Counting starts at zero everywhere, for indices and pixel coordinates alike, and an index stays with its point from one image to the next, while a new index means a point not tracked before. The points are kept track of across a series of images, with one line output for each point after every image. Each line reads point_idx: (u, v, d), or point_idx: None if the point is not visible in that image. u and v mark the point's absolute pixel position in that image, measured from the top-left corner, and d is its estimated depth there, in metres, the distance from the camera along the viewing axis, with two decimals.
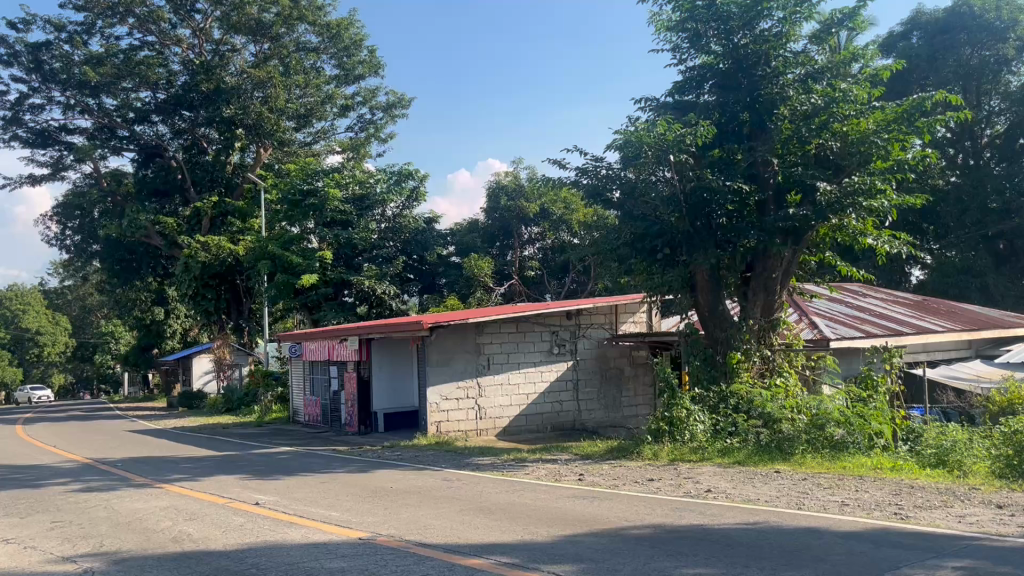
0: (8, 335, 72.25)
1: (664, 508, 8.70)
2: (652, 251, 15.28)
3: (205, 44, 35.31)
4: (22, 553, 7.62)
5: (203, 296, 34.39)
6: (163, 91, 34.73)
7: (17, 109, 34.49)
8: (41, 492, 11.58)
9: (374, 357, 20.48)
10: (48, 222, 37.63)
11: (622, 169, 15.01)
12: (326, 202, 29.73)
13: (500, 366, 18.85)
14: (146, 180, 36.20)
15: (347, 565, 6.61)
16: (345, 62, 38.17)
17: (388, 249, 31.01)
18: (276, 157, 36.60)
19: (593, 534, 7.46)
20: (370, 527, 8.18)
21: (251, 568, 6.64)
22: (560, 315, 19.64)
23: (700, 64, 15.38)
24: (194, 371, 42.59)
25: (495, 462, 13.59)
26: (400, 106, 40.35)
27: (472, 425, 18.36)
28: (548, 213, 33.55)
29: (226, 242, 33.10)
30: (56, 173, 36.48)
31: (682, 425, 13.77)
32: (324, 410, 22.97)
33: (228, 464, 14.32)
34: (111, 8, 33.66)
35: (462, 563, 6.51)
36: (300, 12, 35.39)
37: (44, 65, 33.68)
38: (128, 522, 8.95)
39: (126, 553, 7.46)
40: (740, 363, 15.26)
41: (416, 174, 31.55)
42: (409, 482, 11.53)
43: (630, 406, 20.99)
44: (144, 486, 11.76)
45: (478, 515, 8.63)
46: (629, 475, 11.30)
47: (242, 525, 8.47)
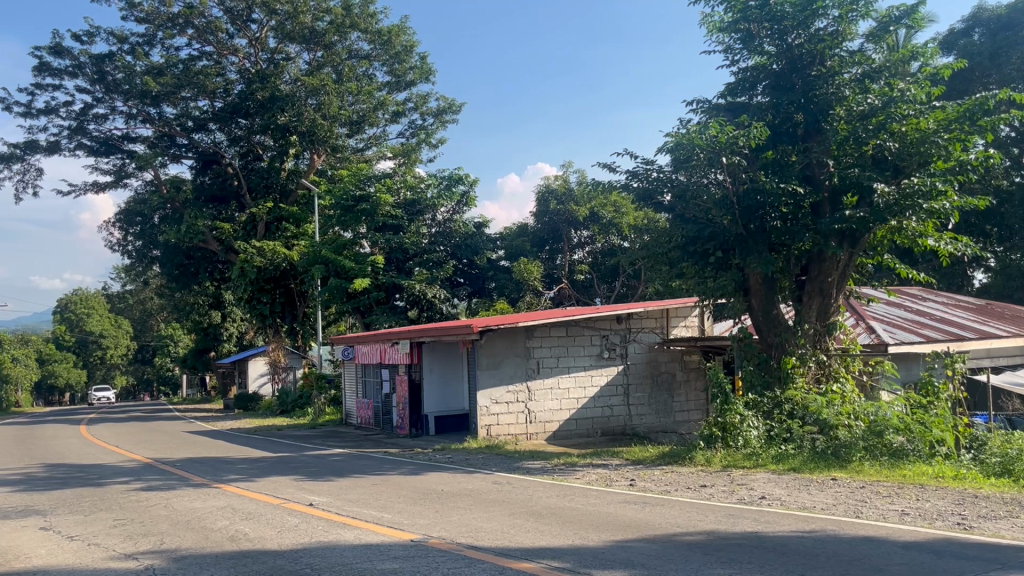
0: (74, 338, 74.59)
1: (718, 514, 8.60)
2: (704, 255, 15.14)
3: (260, 53, 36.11)
4: (85, 550, 7.84)
5: (258, 301, 34.95)
6: (221, 99, 35.50)
7: (81, 120, 35.65)
8: (104, 491, 11.94)
9: (425, 361, 20.66)
10: (111, 228, 38.83)
11: (673, 172, 14.95)
12: (378, 207, 30.01)
13: (551, 370, 18.82)
14: (203, 187, 37.10)
15: (400, 566, 6.68)
16: (396, 69, 38.69)
17: (439, 253, 31.23)
18: (329, 164, 37.13)
19: (645, 540, 7.39)
20: (421, 529, 8.26)
21: (305, 568, 6.74)
22: (610, 319, 19.57)
23: (754, 65, 15.20)
24: (250, 373, 43.38)
25: (545, 466, 13.60)
26: (450, 112, 40.68)
27: (522, 429, 18.36)
28: (598, 217, 33.46)
29: (281, 247, 33.86)
30: (119, 181, 37.58)
31: (735, 431, 13.56)
32: (375, 413, 23.24)
33: (283, 466, 14.56)
34: (171, 20, 34.61)
35: (514, 567, 6.53)
36: (353, 20, 35.91)
37: (108, 76, 34.76)
38: (187, 521, 9.15)
39: (184, 551, 7.63)
40: (795, 368, 14.94)
41: (467, 179, 31.70)
42: (460, 484, 11.61)
43: (682, 410, 20.78)
44: (202, 486, 12.04)
45: (528, 519, 8.63)
46: (682, 481, 11.18)
47: (296, 526, 8.61)
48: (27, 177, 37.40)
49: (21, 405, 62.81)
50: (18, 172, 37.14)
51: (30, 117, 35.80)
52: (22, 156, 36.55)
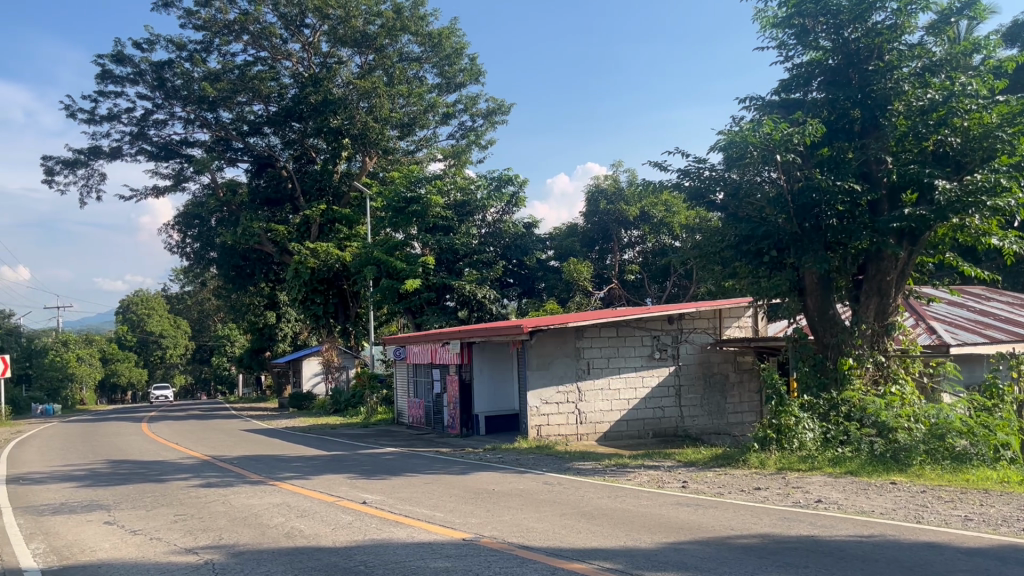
0: (135, 338, 76.64)
1: (772, 517, 8.47)
2: (758, 254, 14.96)
3: (313, 57, 36.63)
4: (147, 544, 8.05)
5: (312, 301, 35.49)
6: (276, 103, 36.14)
7: (142, 125, 36.64)
8: (166, 487, 12.26)
9: (476, 361, 20.76)
10: (171, 231, 39.86)
11: (726, 171, 14.76)
12: (428, 209, 30.19)
13: (601, 370, 18.75)
14: (259, 189, 37.78)
15: (451, 564, 6.71)
16: (446, 71, 38.95)
17: (489, 253, 31.34)
18: (381, 166, 37.59)
19: (698, 543, 7.31)
20: (473, 528, 8.30)
21: (359, 565, 6.83)
22: (662, 319, 19.43)
23: (808, 60, 14.92)
24: (304, 373, 44.10)
25: (596, 467, 13.55)
26: (500, 112, 40.78)
27: (573, 430, 18.32)
28: (648, 216, 33.22)
29: (335, 248, 34.33)
30: (178, 185, 38.55)
31: (790, 433, 13.31)
32: (427, 412, 23.43)
33: (337, 464, 14.78)
34: (228, 26, 35.40)
35: (566, 567, 6.52)
36: (403, 23, 36.28)
37: (167, 83, 35.61)
38: (244, 517, 9.34)
39: (242, 547, 7.78)
40: (852, 369, 14.68)
41: (516, 179, 31.74)
42: (511, 484, 11.64)
43: (735, 412, 20.47)
44: (257, 484, 12.26)
45: (580, 519, 8.62)
46: (736, 483, 11.04)
47: (350, 523, 8.72)
48: (91, 182, 38.57)
49: (86, 403, 64.79)
50: (82, 176, 38.31)
51: (93, 123, 36.91)
52: (86, 162, 37.70)
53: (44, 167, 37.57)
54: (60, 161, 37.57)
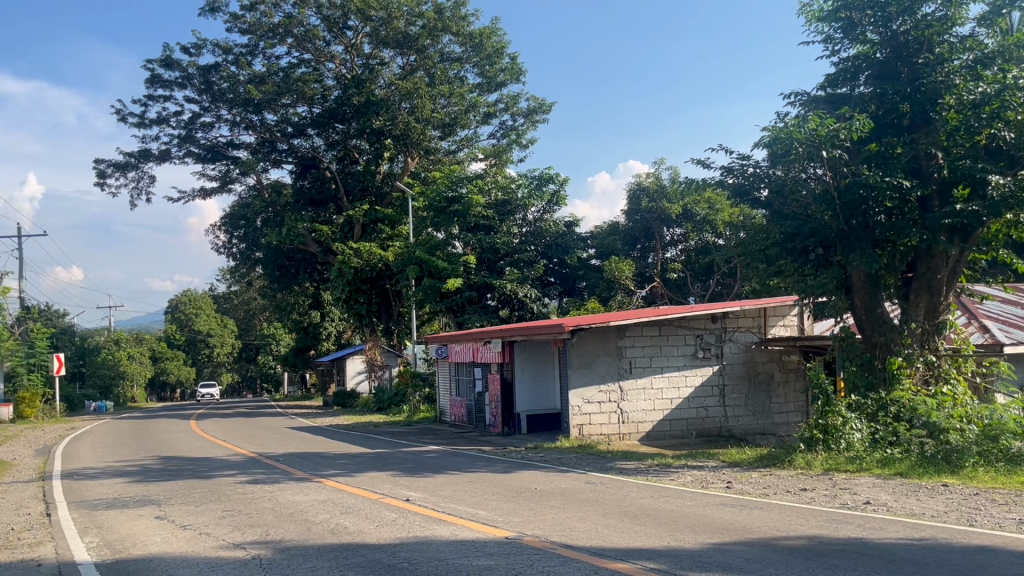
0: (183, 337, 78.20)
1: (819, 519, 8.34)
2: (803, 252, 14.75)
3: (356, 58, 36.96)
4: (197, 539, 8.21)
5: (356, 300, 35.85)
6: (319, 105, 36.56)
7: (190, 128, 37.35)
8: (214, 483, 12.49)
9: (517, 360, 20.79)
10: (218, 232, 40.58)
11: (770, 167, 14.49)
12: (470, 208, 30.25)
13: (643, 370, 18.64)
14: (303, 190, 38.26)
15: (494, 563, 6.72)
16: (487, 70, 39.01)
17: (530, 252, 31.34)
18: (423, 166, 37.79)
19: (743, 544, 7.22)
20: (516, 526, 8.31)
21: (403, 563, 6.87)
22: (705, 318, 19.23)
23: (855, 54, 14.66)
24: (348, 371, 44.59)
25: (639, 467, 13.48)
26: (540, 111, 40.75)
27: (615, 429, 18.26)
28: (691, 214, 32.87)
29: (377, 248, 34.64)
30: (225, 186, 39.27)
31: (837, 434, 13.07)
32: (469, 411, 23.51)
33: (380, 461, 14.92)
34: (272, 29, 35.90)
35: (609, 567, 6.49)
36: (444, 23, 36.50)
37: (213, 86, 36.30)
38: (290, 514, 9.48)
39: (288, 543, 7.90)
40: (901, 369, 14.40)
41: (557, 178, 31.70)
42: (554, 483, 11.63)
43: (781, 412, 20.18)
44: (303, 480, 12.42)
45: (623, 519, 8.58)
46: (782, 484, 10.89)
47: (394, 520, 8.80)
48: (141, 184, 39.42)
49: (136, 400, 66.26)
50: (133, 179, 39.18)
51: (143, 127, 37.71)
52: (137, 164, 38.56)
53: (96, 170, 38.49)
54: (111, 164, 38.47)
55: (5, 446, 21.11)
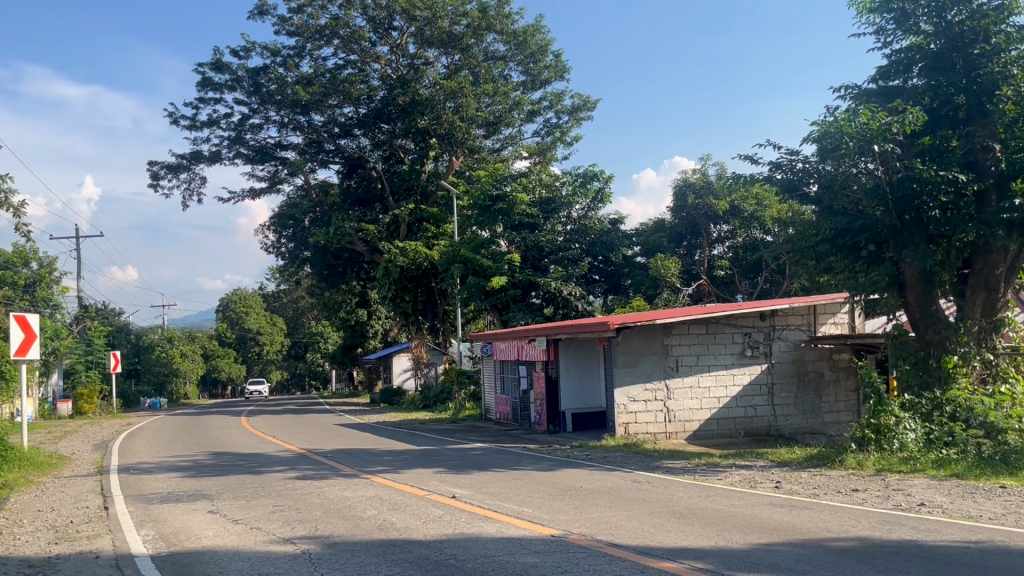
0: (234, 335, 79.77)
1: (871, 520, 8.17)
2: (855, 248, 14.51)
3: (401, 58, 37.25)
4: (249, 533, 8.37)
5: (402, 299, 36.19)
6: (365, 105, 36.93)
7: (240, 130, 38.01)
8: (265, 479, 12.72)
9: (562, 358, 20.78)
10: (266, 231, 41.28)
11: (820, 162, 14.25)
12: (514, 206, 30.25)
13: (690, 368, 18.48)
14: (350, 190, 38.67)
15: (540, 560, 6.74)
16: (531, 68, 39.03)
17: (574, 250, 31.26)
18: (467, 164, 37.94)
19: (792, 545, 7.12)
20: (561, 524, 8.31)
21: (449, 559, 6.92)
22: (753, 315, 18.97)
23: (908, 45, 14.30)
24: (395, 369, 45.05)
25: (685, 466, 13.37)
26: (585, 108, 40.61)
27: (661, 429, 18.14)
28: (738, 210, 32.41)
29: (423, 246, 34.86)
30: (274, 186, 39.90)
31: (890, 434, 12.80)
32: (514, 409, 23.55)
33: (427, 458, 15.03)
34: (319, 31, 36.35)
35: (656, 566, 6.45)
36: (489, 22, 36.61)
37: (262, 88, 36.94)
38: (338, 509, 9.61)
39: (337, 538, 8.01)
40: (957, 368, 13.98)
41: (602, 175, 31.53)
42: (599, 481, 11.59)
43: (831, 411, 19.81)
44: (351, 476, 12.59)
45: (670, 518, 8.53)
46: (832, 484, 10.69)
47: (440, 517, 8.87)
48: (193, 185, 40.25)
49: (189, 397, 67.63)
50: (185, 180, 40.02)
51: (195, 129, 38.48)
52: (188, 166, 39.37)
53: (150, 173, 39.40)
54: (164, 166, 39.35)
55: (65, 441, 21.79)
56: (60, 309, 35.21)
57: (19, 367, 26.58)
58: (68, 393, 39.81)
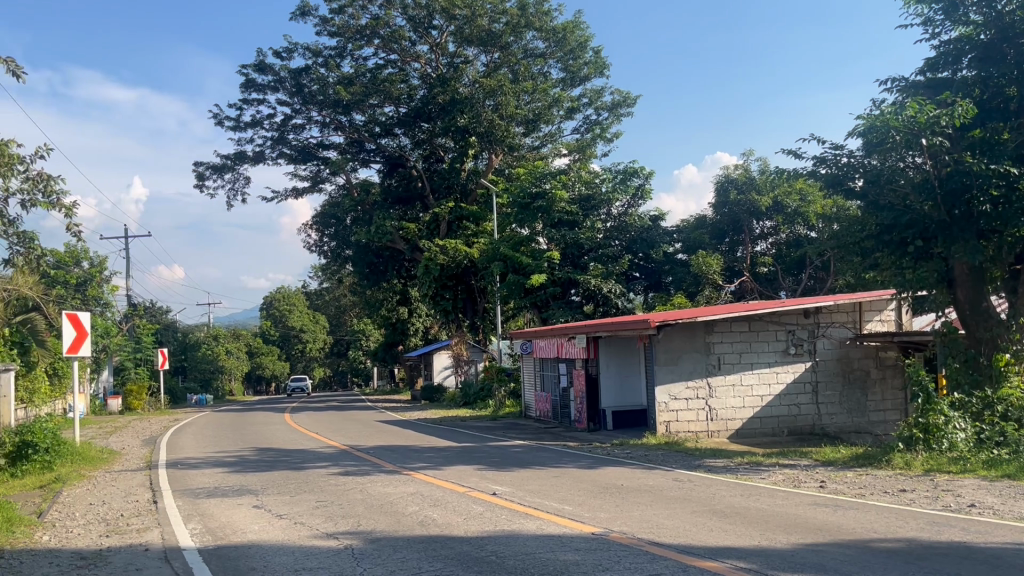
0: (278, 332, 80.97)
1: (920, 521, 8.02)
2: (901, 245, 14.19)
3: (441, 57, 37.43)
4: (293, 528, 8.49)
5: (441, 297, 36.42)
6: (405, 104, 37.14)
7: (283, 130, 38.52)
8: (308, 474, 12.88)
9: (602, 356, 20.72)
10: (309, 230, 41.84)
11: (866, 156, 14.14)
12: (554, 204, 30.28)
13: (732, 366, 18.29)
14: (391, 189, 38.97)
15: (581, 558, 6.73)
16: (571, 65, 38.95)
17: (614, 247, 31.05)
18: (507, 162, 38.00)
19: (838, 545, 7.02)
20: (602, 522, 8.29)
21: (491, 556, 6.94)
22: (798, 313, 18.71)
23: (957, 36, 14.00)
24: (435, 366, 45.28)
25: (727, 464, 13.24)
26: (625, 105, 40.39)
27: (703, 427, 17.99)
28: (781, 206, 31.93)
29: (463, 244, 35.03)
30: (316, 186, 40.37)
31: (940, 433, 12.54)
32: (554, 406, 23.53)
33: (467, 455, 15.10)
34: (360, 31, 36.68)
35: (698, 565, 6.41)
36: (528, 20, 36.60)
37: (304, 88, 37.37)
38: (380, 505, 9.70)
39: (379, 534, 8.09)
40: (1009, 366, 13.70)
41: (642, 171, 31.32)
42: (640, 480, 11.53)
43: (878, 410, 19.45)
44: (392, 473, 12.69)
45: (711, 517, 8.46)
46: (879, 484, 10.50)
47: (481, 513, 8.90)
48: (237, 185, 40.92)
49: (234, 393, 68.75)
50: (229, 180, 40.68)
51: (239, 130, 39.08)
52: (233, 166, 40.02)
53: (196, 173, 40.14)
54: (209, 166, 40.06)
55: (116, 436, 22.35)
56: (110, 307, 36.04)
57: (72, 364, 27.30)
58: (118, 389, 40.76)
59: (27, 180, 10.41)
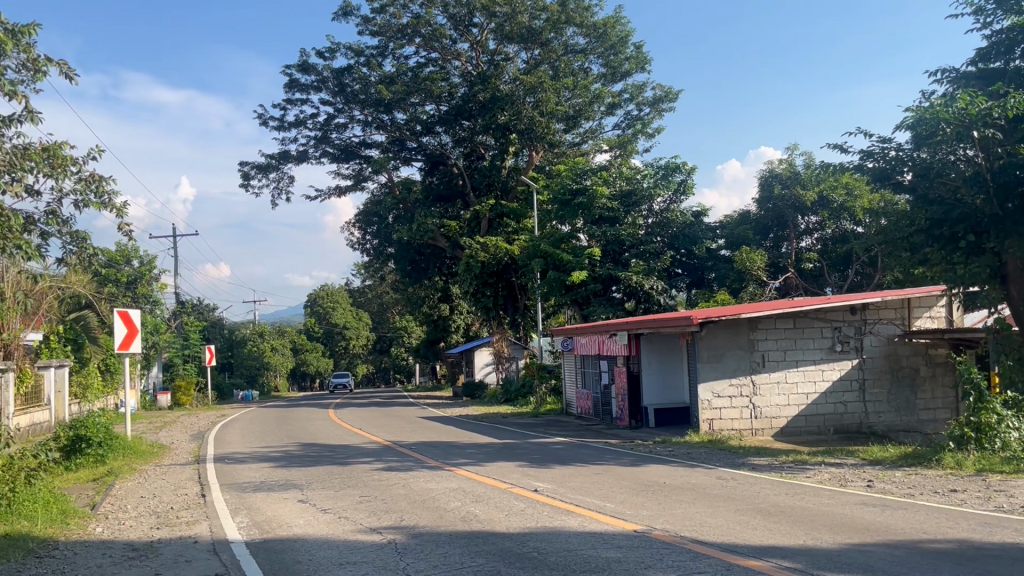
0: (322, 329, 81.95)
1: (971, 522, 7.83)
2: (952, 239, 13.83)
3: (481, 55, 37.52)
4: (338, 522, 8.60)
5: (482, 294, 36.39)
6: (446, 102, 37.25)
7: (326, 130, 38.95)
8: (351, 469, 13.03)
9: (644, 353, 20.62)
10: (352, 228, 42.29)
11: (915, 150, 13.83)
12: (595, 200, 30.20)
13: (777, 364, 18.06)
14: (432, 187, 39.16)
15: (623, 555, 6.71)
16: (612, 61, 38.72)
17: (656, 243, 30.71)
18: (547, 159, 37.94)
19: (886, 545, 6.90)
20: (644, 520, 8.24)
21: (532, 552, 6.96)
22: (844, 309, 18.41)
23: (1010, 25, 13.65)
24: (476, 363, 45.49)
25: (771, 463, 13.09)
26: (667, 99, 40.05)
27: (747, 425, 17.82)
28: (827, 201, 31.34)
29: (503, 241, 35.10)
30: (358, 184, 40.73)
31: (992, 432, 12.25)
32: (595, 404, 23.46)
33: (509, 452, 15.15)
34: (401, 30, 36.93)
35: (741, 564, 6.35)
36: (568, 16, 36.43)
37: (347, 88, 37.78)
38: (423, 501, 9.77)
39: (422, 529, 8.15)
40: None
41: (684, 167, 31.05)
42: (682, 477, 11.45)
43: (927, 409, 19.03)
44: (434, 468, 12.78)
45: (756, 516, 8.36)
46: (929, 484, 10.27)
47: (523, 510, 8.92)
48: (281, 184, 41.48)
49: (279, 390, 69.68)
50: (274, 180, 41.23)
51: (283, 130, 39.61)
52: (277, 165, 40.58)
53: (241, 173, 40.79)
54: (254, 166, 40.65)
55: (165, 430, 22.86)
56: (159, 305, 36.75)
57: (122, 360, 27.99)
58: (167, 385, 41.60)
59: (80, 181, 10.68)
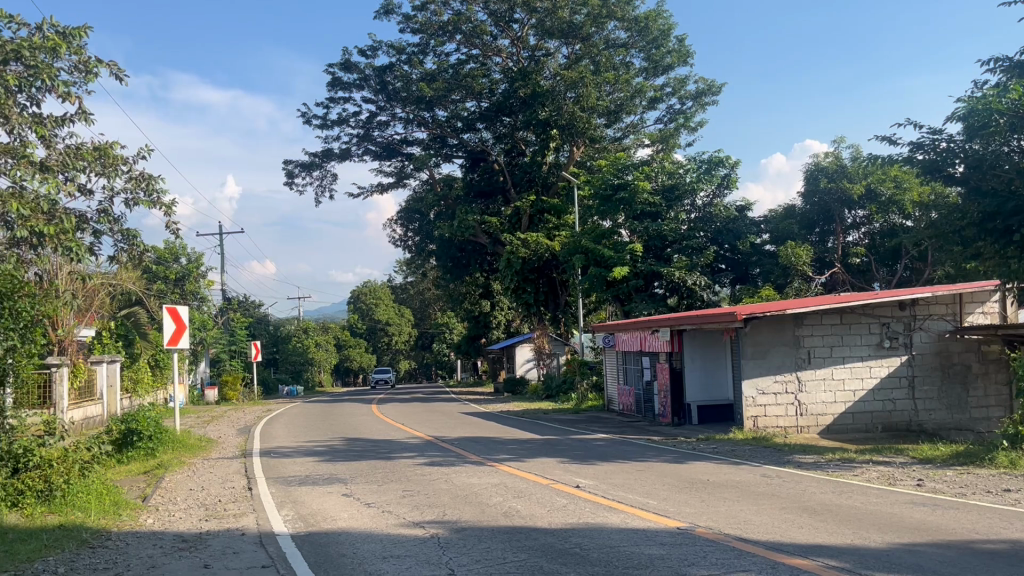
0: (365, 326, 82.75)
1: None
2: (1005, 233, 13.10)
3: (522, 50, 37.53)
4: (382, 516, 8.68)
5: (524, 290, 36.32)
6: (487, 99, 37.31)
7: (368, 127, 39.28)
8: (394, 464, 13.14)
9: (686, 349, 20.46)
10: (394, 225, 42.63)
11: (968, 141, 13.63)
12: (636, 195, 29.99)
13: (823, 360, 17.77)
14: (473, 183, 39.24)
15: (666, 552, 6.66)
16: (653, 55, 38.42)
17: (699, 238, 30.36)
18: (589, 154, 37.76)
19: (937, 545, 6.74)
20: (688, 517, 8.18)
21: (574, 548, 6.94)
22: (892, 305, 18.06)
23: None
24: (517, 359, 45.60)
25: (817, 461, 12.87)
26: (709, 93, 39.60)
27: (792, 422, 17.59)
28: (875, 194, 30.62)
29: (544, 238, 35.02)
30: (400, 181, 41.01)
31: None
32: (637, 400, 23.33)
33: (550, 448, 15.15)
34: (442, 27, 37.04)
35: (787, 562, 6.26)
36: (609, 10, 36.14)
37: (388, 86, 38.03)
38: (466, 496, 9.82)
39: (464, 523, 8.19)
40: None
41: (728, 161, 30.70)
42: (727, 475, 11.32)
43: (980, 406, 18.54)
44: (476, 464, 12.82)
45: (801, 514, 8.24)
46: (982, 484, 10.01)
47: (565, 506, 8.91)
48: (325, 182, 41.91)
49: (324, 385, 70.53)
50: (317, 178, 41.69)
51: (326, 128, 40.04)
52: (321, 164, 41.07)
53: (285, 171, 41.31)
54: (298, 164, 41.17)
55: (213, 425, 23.28)
56: (206, 301, 37.43)
57: (171, 356, 28.57)
58: (215, 380, 42.38)
59: (131, 180, 10.95)
